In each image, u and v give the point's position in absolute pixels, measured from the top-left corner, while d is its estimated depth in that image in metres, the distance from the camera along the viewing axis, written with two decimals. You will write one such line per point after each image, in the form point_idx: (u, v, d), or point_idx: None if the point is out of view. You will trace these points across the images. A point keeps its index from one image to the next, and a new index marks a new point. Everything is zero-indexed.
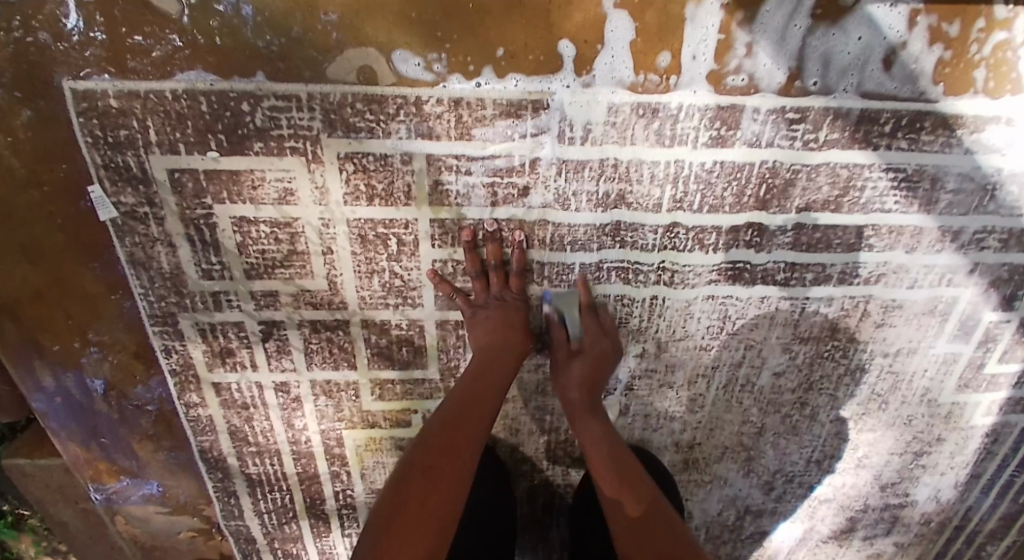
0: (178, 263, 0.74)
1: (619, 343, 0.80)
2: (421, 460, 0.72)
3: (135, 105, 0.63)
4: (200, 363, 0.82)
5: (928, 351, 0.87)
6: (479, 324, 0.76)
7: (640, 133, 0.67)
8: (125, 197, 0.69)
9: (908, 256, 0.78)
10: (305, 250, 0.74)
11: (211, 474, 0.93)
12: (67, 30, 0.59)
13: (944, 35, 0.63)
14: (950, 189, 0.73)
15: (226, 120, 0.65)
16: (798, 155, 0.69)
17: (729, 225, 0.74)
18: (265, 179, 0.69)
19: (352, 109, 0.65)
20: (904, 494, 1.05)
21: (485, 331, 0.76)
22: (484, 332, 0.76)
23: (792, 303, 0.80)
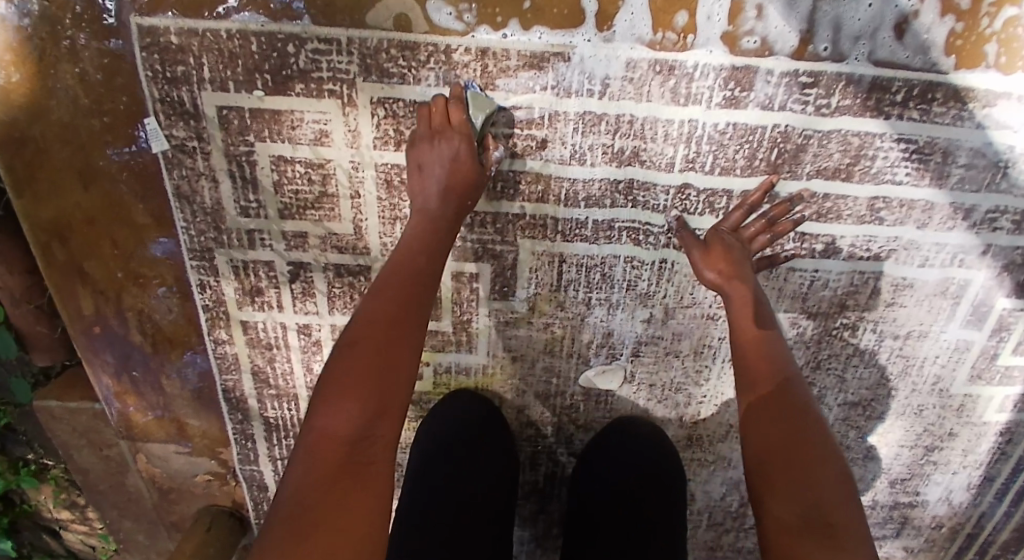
0: (219, 198, 0.80)
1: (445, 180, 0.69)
2: (368, 312, 0.62)
3: (193, 42, 0.70)
4: (231, 299, 0.88)
5: (940, 335, 0.87)
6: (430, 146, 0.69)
7: (656, 91, 0.71)
8: (177, 130, 0.76)
9: (919, 232, 0.79)
10: (335, 193, 0.79)
11: (231, 414, 0.98)
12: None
13: (955, 7, 0.67)
14: (962, 163, 0.74)
15: (273, 60, 0.71)
16: (808, 120, 0.72)
17: (740, 189, 0.76)
18: (303, 120, 0.74)
19: (387, 55, 0.70)
20: (913, 492, 1.02)
21: (428, 167, 0.69)
22: (433, 171, 0.69)
23: (800, 274, 0.82)
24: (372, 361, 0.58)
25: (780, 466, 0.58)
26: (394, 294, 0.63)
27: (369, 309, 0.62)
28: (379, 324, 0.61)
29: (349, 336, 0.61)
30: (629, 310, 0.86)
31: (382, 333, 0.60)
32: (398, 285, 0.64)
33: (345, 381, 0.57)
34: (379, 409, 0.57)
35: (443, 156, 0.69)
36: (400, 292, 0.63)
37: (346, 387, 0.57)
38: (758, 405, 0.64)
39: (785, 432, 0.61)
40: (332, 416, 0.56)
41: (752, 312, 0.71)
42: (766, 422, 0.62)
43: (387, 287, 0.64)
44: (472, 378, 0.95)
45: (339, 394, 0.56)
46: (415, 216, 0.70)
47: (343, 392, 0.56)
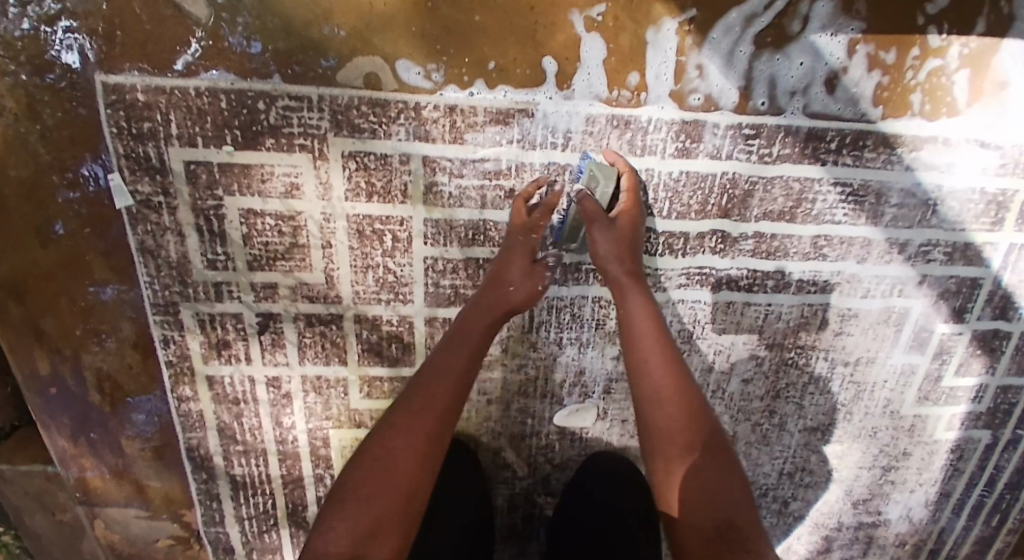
0: (184, 252, 0.79)
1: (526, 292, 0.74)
2: (401, 410, 0.66)
3: (160, 99, 0.71)
4: (195, 354, 0.85)
5: (886, 361, 0.92)
6: (517, 258, 0.74)
7: (614, 142, 0.75)
8: (142, 186, 0.75)
9: (860, 266, 0.85)
10: (306, 243, 0.79)
11: (195, 474, 0.94)
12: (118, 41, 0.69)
13: (881, 63, 0.74)
14: (894, 203, 0.81)
15: (243, 117, 0.72)
16: (754, 168, 0.77)
17: (696, 232, 0.81)
18: (273, 174, 0.75)
19: (358, 112, 0.72)
20: (875, 512, 1.06)
21: (516, 263, 0.74)
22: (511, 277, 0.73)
23: (754, 309, 0.86)
24: (399, 488, 0.62)
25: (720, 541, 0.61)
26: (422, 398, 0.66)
27: (410, 406, 0.66)
28: (401, 433, 0.64)
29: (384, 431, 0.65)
30: (599, 348, 0.88)
31: (416, 439, 0.64)
32: (432, 407, 0.66)
33: (366, 485, 0.62)
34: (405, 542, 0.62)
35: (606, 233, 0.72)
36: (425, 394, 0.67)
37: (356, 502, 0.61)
38: (684, 469, 0.65)
39: (705, 500, 0.63)
40: (332, 536, 0.60)
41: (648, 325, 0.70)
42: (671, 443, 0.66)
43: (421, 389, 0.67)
44: None
45: (354, 505, 0.61)
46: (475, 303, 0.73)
47: (364, 501, 0.61)
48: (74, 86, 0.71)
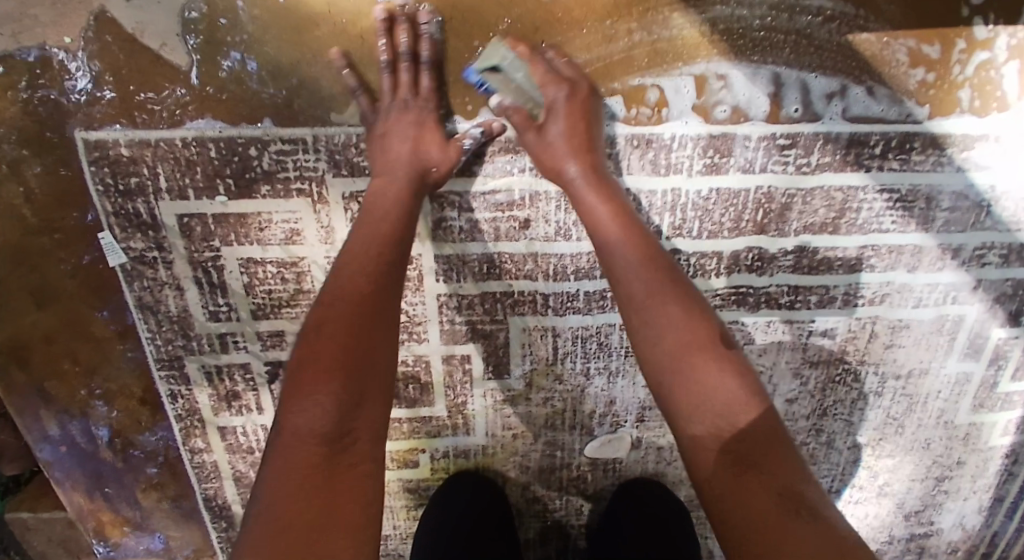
0: (185, 306, 0.75)
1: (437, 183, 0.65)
2: (347, 286, 0.54)
3: (146, 153, 0.67)
4: (205, 407, 0.82)
5: (940, 371, 0.86)
6: (426, 130, 0.63)
7: (636, 163, 0.69)
8: (135, 243, 0.71)
9: (911, 275, 0.78)
10: (311, 289, 0.74)
11: (215, 522, 0.92)
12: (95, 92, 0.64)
13: (926, 57, 0.67)
14: (946, 207, 0.74)
15: (235, 165, 0.67)
16: (791, 180, 0.71)
17: (729, 249, 0.74)
18: (272, 221, 0.70)
19: (356, 150, 0.67)
20: (927, 522, 1.01)
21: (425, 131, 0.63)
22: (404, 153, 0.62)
23: (798, 327, 0.80)
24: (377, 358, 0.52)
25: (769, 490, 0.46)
26: (351, 310, 0.53)
27: (339, 278, 0.55)
28: (327, 346, 0.51)
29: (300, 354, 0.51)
30: (629, 377, 0.83)
31: (337, 360, 0.50)
32: (326, 342, 0.51)
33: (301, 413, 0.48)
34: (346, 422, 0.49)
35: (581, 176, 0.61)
36: (355, 303, 0.53)
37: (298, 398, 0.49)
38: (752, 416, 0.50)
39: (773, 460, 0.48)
40: (303, 412, 0.48)
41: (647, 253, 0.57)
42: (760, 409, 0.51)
43: (332, 301, 0.53)
44: (471, 460, 0.90)
45: (319, 372, 0.50)
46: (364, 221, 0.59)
47: (297, 413, 0.48)
48: (54, 142, 0.67)
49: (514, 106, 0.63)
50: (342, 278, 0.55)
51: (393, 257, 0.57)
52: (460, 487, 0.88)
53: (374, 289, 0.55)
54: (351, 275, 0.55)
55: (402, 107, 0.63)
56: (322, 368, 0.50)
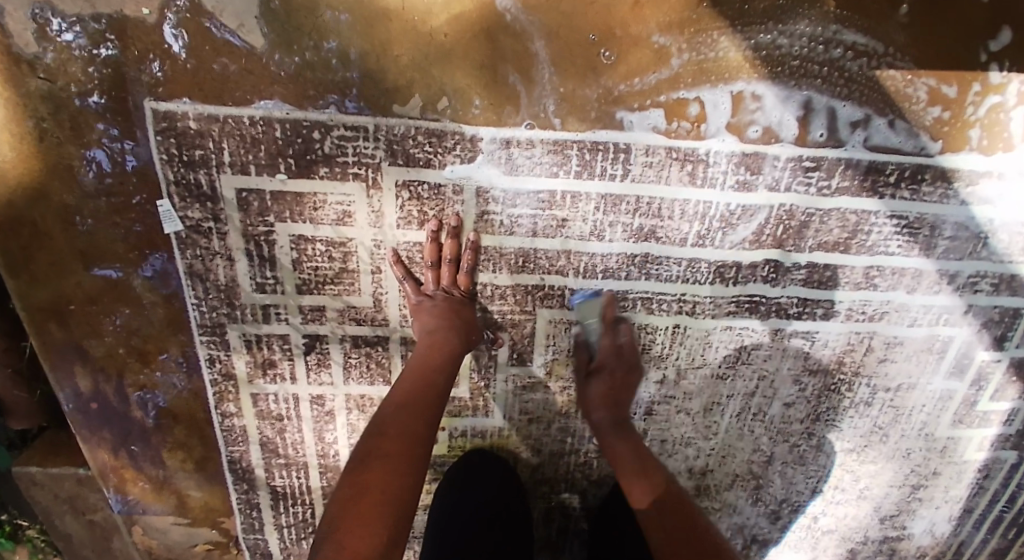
0: (234, 276, 0.78)
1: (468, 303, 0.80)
2: (389, 432, 0.66)
3: (214, 128, 0.70)
4: (241, 373, 0.86)
5: (926, 386, 0.93)
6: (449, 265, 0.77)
7: (674, 174, 0.74)
8: (192, 212, 0.75)
9: (909, 296, 0.84)
10: (355, 269, 0.78)
11: (237, 484, 0.96)
12: (169, 67, 0.68)
13: (943, 97, 0.73)
14: (947, 235, 0.80)
15: (297, 146, 0.71)
16: (812, 200, 0.76)
17: (749, 260, 0.80)
18: (326, 202, 0.74)
19: (413, 141, 0.71)
20: (900, 527, 1.08)
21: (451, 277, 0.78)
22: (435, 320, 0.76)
23: (802, 336, 0.86)
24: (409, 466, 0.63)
25: (664, 512, 0.70)
26: (396, 433, 0.66)
27: (383, 433, 0.66)
28: (373, 467, 0.62)
29: (351, 472, 0.63)
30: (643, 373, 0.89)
31: (390, 481, 0.62)
32: (390, 440, 0.65)
33: (359, 516, 0.58)
34: (393, 514, 0.59)
35: (592, 261, 0.78)
36: (393, 431, 0.66)
37: (351, 502, 0.59)
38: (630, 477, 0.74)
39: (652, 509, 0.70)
40: (356, 535, 0.56)
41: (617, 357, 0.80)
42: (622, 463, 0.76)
43: (374, 434, 0.66)
44: (487, 440, 0.95)
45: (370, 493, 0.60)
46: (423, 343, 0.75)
47: (358, 519, 0.57)
48: (123, 111, 0.70)
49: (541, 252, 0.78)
50: (392, 417, 0.68)
51: (438, 383, 0.72)
52: (470, 468, 0.93)
53: (412, 416, 0.68)
54: (393, 409, 0.69)
55: (435, 300, 0.77)
56: (370, 504, 0.59)
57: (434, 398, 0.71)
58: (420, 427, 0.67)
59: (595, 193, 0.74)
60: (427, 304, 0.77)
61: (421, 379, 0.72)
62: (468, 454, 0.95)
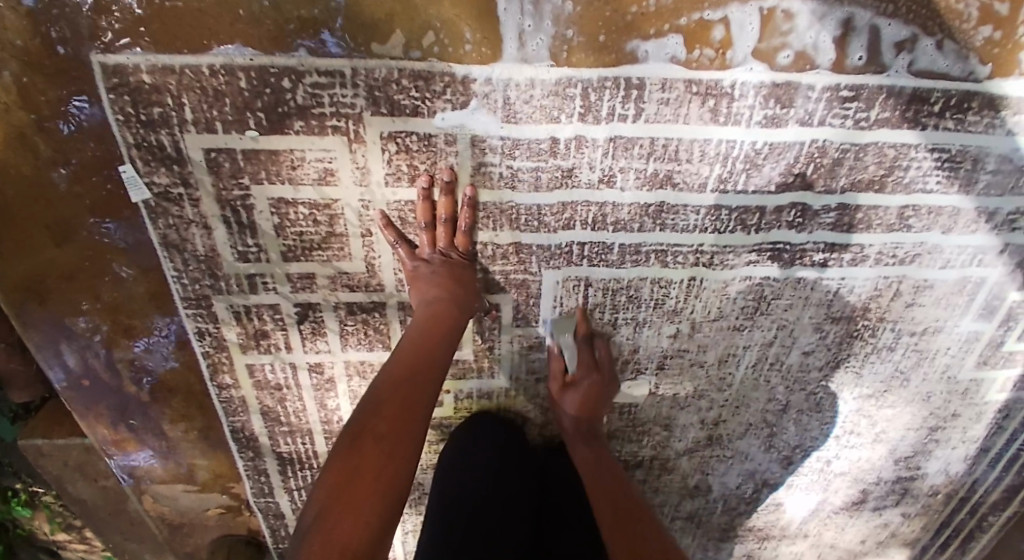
0: (213, 245, 0.72)
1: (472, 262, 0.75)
2: (382, 408, 0.63)
3: (170, 81, 0.61)
4: (233, 344, 0.81)
5: (952, 330, 0.88)
6: (446, 225, 0.71)
7: (694, 112, 0.66)
8: (159, 177, 0.67)
9: (944, 237, 0.78)
10: (344, 233, 0.71)
11: (242, 453, 0.93)
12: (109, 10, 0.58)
13: (994, 14, 0.63)
14: (990, 169, 0.73)
15: (266, 97, 0.62)
16: (849, 134, 0.68)
17: (773, 205, 0.73)
18: (304, 159, 0.66)
19: (398, 86, 0.62)
20: (914, 467, 1.07)
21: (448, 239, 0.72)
22: (430, 287, 0.71)
23: (827, 284, 0.81)
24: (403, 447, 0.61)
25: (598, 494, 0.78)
26: (393, 411, 0.63)
27: (376, 409, 0.63)
28: (368, 448, 0.59)
29: (342, 451, 0.60)
30: (656, 327, 0.84)
31: (385, 463, 0.59)
32: (384, 419, 0.62)
33: (349, 503, 0.55)
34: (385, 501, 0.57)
35: (571, 187, 0.67)
36: (388, 409, 0.63)
37: (343, 485, 0.56)
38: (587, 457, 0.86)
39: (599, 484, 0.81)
40: (345, 522, 0.53)
41: (587, 404, 0.85)
42: (598, 476, 0.83)
43: (367, 411, 0.63)
44: (493, 401, 0.93)
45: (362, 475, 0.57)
46: (419, 311, 0.72)
47: (350, 504, 0.55)
48: (66, 65, 0.60)
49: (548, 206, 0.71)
50: (384, 392, 0.65)
51: (437, 355, 0.70)
52: (482, 438, 0.89)
53: (410, 392, 0.66)
54: (388, 386, 0.66)
55: (429, 263, 0.71)
56: (361, 489, 0.56)
57: (433, 372, 0.68)
58: (415, 402, 0.65)
59: (595, 129, 0.63)
60: (423, 269, 0.71)
61: (420, 352, 0.69)
62: (478, 421, 0.91)
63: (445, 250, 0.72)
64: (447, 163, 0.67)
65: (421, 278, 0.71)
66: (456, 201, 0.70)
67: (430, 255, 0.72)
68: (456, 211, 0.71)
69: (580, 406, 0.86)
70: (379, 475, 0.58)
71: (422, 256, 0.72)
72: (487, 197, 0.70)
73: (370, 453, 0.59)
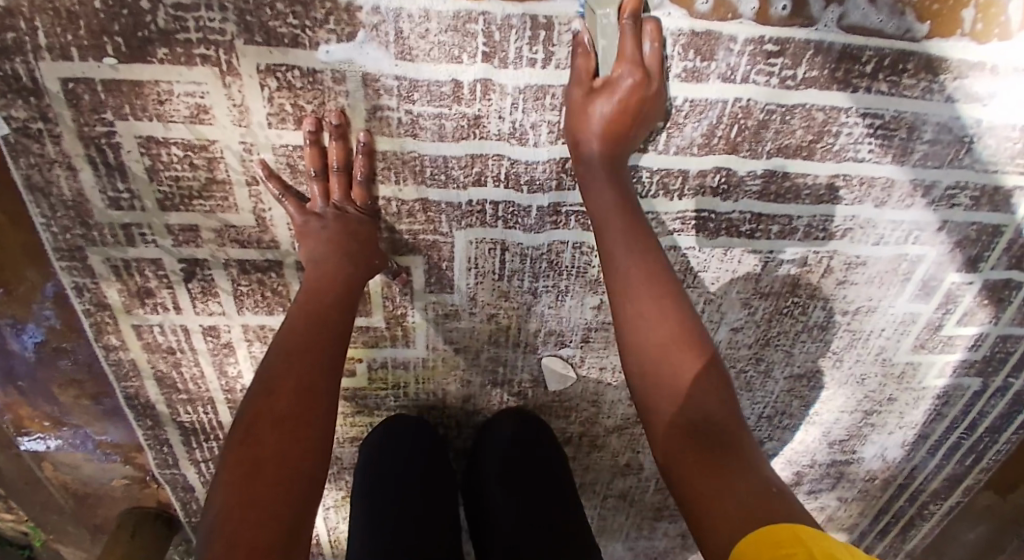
0: (81, 189, 0.66)
1: (374, 219, 0.69)
2: (280, 385, 0.57)
3: (23, 2, 0.53)
4: (116, 303, 0.75)
5: (888, 309, 0.85)
6: (342, 173, 0.65)
7: (608, 61, 0.60)
8: (16, 110, 0.60)
9: (877, 211, 0.74)
10: (226, 180, 0.66)
11: (139, 422, 0.87)
12: None
13: None
14: (927, 139, 0.68)
15: (124, 19, 0.55)
16: (773, 94, 0.63)
17: (696, 168, 0.68)
18: (173, 93, 0.60)
19: (271, 12, 0.56)
20: (850, 451, 1.04)
21: (341, 190, 0.66)
22: (320, 241, 0.65)
23: (755, 257, 0.77)
24: (308, 428, 0.55)
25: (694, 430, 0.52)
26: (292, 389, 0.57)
27: (272, 387, 0.57)
28: (270, 437, 0.53)
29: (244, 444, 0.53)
30: (578, 297, 0.79)
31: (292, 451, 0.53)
32: (285, 400, 0.56)
33: (255, 503, 0.49)
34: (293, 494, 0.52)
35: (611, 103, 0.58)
36: (287, 388, 0.57)
37: (247, 483, 0.50)
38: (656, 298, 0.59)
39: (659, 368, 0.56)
40: (252, 527, 0.48)
41: (620, 206, 0.62)
42: (658, 334, 0.57)
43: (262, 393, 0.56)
44: (412, 372, 0.86)
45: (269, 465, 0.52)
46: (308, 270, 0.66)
47: (255, 506, 0.49)
48: None
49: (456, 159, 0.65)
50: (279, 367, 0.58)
51: (334, 321, 0.63)
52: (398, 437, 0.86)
53: (311, 368, 0.59)
54: (281, 358, 0.59)
55: (322, 216, 0.65)
56: (269, 483, 0.51)
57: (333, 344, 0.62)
58: (318, 375, 0.59)
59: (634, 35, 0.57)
60: (316, 225, 0.65)
61: (314, 323, 0.62)
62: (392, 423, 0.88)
63: (340, 203, 0.66)
64: (334, 105, 0.61)
65: (312, 232, 0.65)
66: (351, 147, 0.64)
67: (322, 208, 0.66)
68: (351, 158, 0.65)
69: (614, 200, 0.62)
70: (288, 465, 0.53)
71: (315, 209, 0.66)
72: (386, 146, 0.64)
73: (271, 440, 0.53)
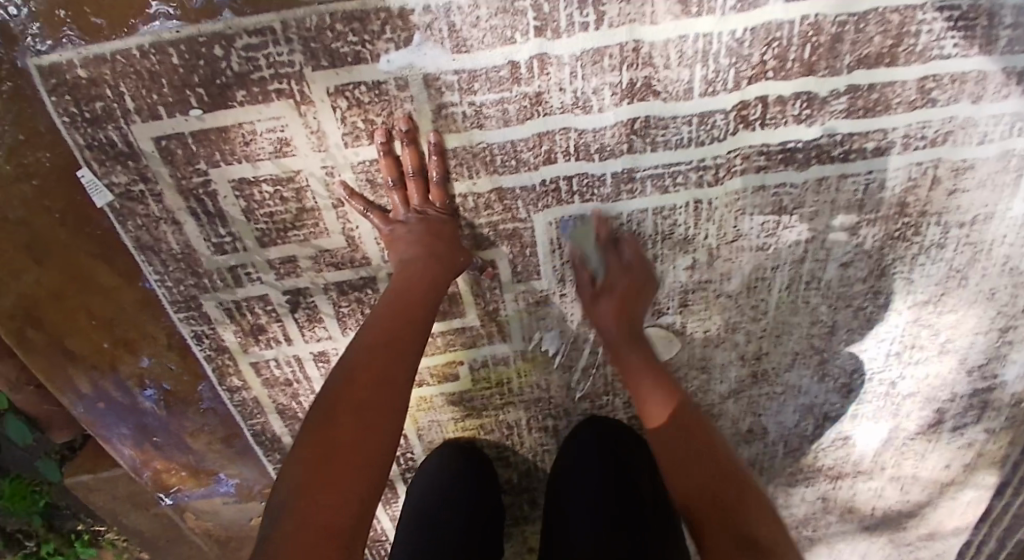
0: (186, 241, 0.71)
1: (455, 217, 0.70)
2: (360, 370, 0.57)
3: (105, 72, 0.59)
4: (233, 344, 0.79)
5: (1007, 214, 0.77)
6: (419, 178, 0.66)
7: (661, 6, 0.58)
8: (117, 176, 0.66)
9: (976, 106, 0.68)
10: (315, 206, 0.68)
11: (270, 455, 0.91)
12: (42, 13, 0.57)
13: None
14: (1009, 24, 0.62)
15: (202, 70, 0.60)
16: (842, 5, 0.59)
17: (776, 95, 0.65)
18: (256, 132, 0.64)
19: (334, 33, 0.58)
20: (991, 376, 0.95)
21: (421, 195, 0.67)
22: (407, 246, 0.66)
23: (854, 182, 0.72)
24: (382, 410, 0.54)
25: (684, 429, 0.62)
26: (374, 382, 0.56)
27: (353, 373, 0.57)
28: (349, 419, 0.53)
29: (321, 425, 0.52)
30: (669, 261, 0.77)
31: (366, 433, 0.52)
32: (366, 382, 0.56)
33: (331, 479, 0.48)
34: (368, 472, 0.50)
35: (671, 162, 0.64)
36: (369, 379, 0.56)
37: (322, 461, 0.49)
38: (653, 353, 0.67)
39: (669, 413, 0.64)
40: (318, 505, 0.46)
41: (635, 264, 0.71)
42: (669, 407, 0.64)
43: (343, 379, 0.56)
44: (513, 366, 0.86)
45: (344, 444, 0.51)
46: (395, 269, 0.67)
47: (326, 480, 0.48)
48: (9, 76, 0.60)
49: (525, 141, 0.65)
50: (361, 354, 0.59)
51: (419, 323, 0.63)
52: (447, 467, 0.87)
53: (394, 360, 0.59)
54: (366, 347, 0.59)
55: (407, 222, 0.67)
56: (340, 461, 0.49)
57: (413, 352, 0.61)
58: (397, 364, 0.59)
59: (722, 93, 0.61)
60: (394, 233, 0.67)
61: (402, 318, 0.63)
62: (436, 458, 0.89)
63: (423, 207, 0.67)
64: (401, 109, 0.63)
65: (402, 240, 0.67)
66: (422, 150, 0.66)
67: (406, 214, 0.67)
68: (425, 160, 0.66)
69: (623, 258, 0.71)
70: (357, 449, 0.51)
71: (397, 218, 0.68)
72: (456, 142, 0.65)
73: (347, 421, 0.52)
